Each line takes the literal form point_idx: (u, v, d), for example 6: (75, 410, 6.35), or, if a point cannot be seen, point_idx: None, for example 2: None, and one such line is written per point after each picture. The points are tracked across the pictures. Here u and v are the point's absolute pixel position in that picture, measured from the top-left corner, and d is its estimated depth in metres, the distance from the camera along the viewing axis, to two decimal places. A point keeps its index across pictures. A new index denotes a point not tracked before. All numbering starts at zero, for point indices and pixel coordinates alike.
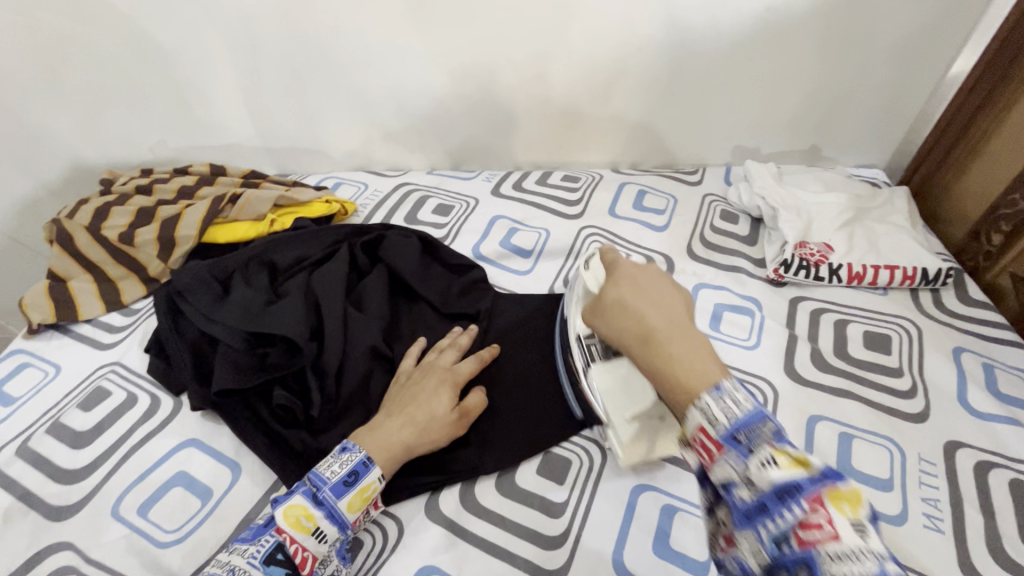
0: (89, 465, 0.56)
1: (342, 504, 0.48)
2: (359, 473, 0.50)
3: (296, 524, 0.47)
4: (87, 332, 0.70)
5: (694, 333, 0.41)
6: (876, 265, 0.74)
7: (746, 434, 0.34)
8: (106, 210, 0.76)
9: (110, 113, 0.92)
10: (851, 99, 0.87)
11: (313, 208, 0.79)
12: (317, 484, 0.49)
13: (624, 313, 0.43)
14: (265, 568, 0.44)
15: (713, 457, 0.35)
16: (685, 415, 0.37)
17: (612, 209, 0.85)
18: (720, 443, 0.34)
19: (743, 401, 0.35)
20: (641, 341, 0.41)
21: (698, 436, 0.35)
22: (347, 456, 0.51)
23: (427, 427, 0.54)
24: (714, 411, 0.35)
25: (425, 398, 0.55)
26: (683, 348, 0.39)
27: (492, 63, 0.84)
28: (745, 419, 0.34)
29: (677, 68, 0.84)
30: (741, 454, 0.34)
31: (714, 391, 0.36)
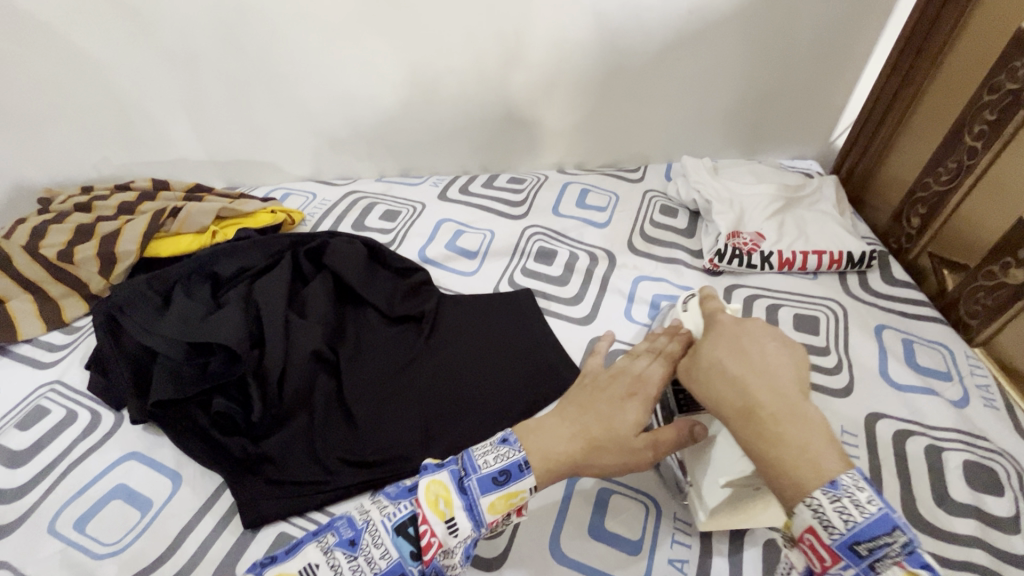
0: (26, 484, 0.56)
1: (483, 499, 0.43)
2: (512, 475, 0.44)
3: (433, 504, 0.43)
4: (26, 352, 0.69)
5: (808, 410, 0.37)
6: (805, 250, 0.78)
7: (869, 546, 0.32)
8: (44, 229, 0.75)
9: (50, 132, 0.91)
10: (778, 94, 0.92)
11: (258, 219, 0.80)
12: (467, 469, 0.44)
13: (723, 382, 0.40)
14: (394, 537, 0.42)
15: (824, 563, 0.34)
16: (791, 510, 0.35)
17: (556, 209, 0.87)
18: (834, 552, 0.33)
19: (866, 506, 0.32)
20: (742, 416, 0.38)
21: (808, 539, 0.34)
22: (507, 451, 0.46)
23: (603, 446, 0.46)
24: (829, 517, 0.33)
25: (607, 412, 0.47)
26: (792, 428, 0.36)
27: (431, 70, 0.86)
28: (867, 529, 0.32)
29: (613, 69, 0.87)
30: (861, 569, 0.33)
31: (828, 488, 0.33)
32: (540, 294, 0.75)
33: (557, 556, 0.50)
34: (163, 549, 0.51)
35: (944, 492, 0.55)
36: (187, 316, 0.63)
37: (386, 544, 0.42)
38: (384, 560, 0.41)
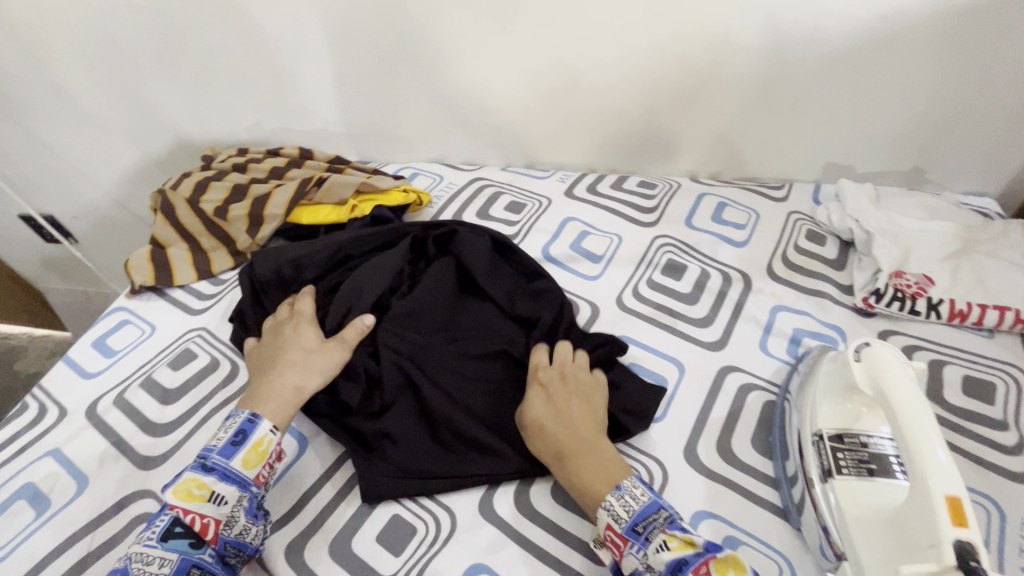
0: (175, 421, 0.61)
1: (232, 463, 0.50)
2: (247, 431, 0.51)
3: (187, 496, 0.47)
4: (180, 297, 0.75)
5: (600, 443, 0.52)
6: (984, 303, 0.67)
7: (643, 524, 0.45)
8: (204, 184, 0.81)
9: (214, 94, 0.99)
10: (969, 119, 0.79)
11: (391, 196, 0.81)
12: (205, 454, 0.50)
13: (543, 436, 0.53)
14: (162, 544, 0.45)
15: (621, 549, 0.45)
16: (596, 515, 0.48)
17: (689, 220, 0.82)
18: (624, 536, 0.45)
19: (639, 496, 0.47)
20: (557, 458, 0.52)
21: (608, 532, 0.46)
22: (230, 421, 0.52)
23: (305, 358, 0.58)
24: (616, 510, 0.47)
25: (292, 339, 0.59)
26: (588, 464, 0.50)
27: (577, 63, 0.82)
28: (641, 512, 0.46)
29: (774, 76, 0.79)
30: (641, 544, 0.45)
31: (615, 492, 0.48)
32: (667, 310, 0.71)
33: None
34: (288, 508, 0.54)
35: None
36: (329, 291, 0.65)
37: (157, 555, 0.44)
38: (164, 567, 0.44)
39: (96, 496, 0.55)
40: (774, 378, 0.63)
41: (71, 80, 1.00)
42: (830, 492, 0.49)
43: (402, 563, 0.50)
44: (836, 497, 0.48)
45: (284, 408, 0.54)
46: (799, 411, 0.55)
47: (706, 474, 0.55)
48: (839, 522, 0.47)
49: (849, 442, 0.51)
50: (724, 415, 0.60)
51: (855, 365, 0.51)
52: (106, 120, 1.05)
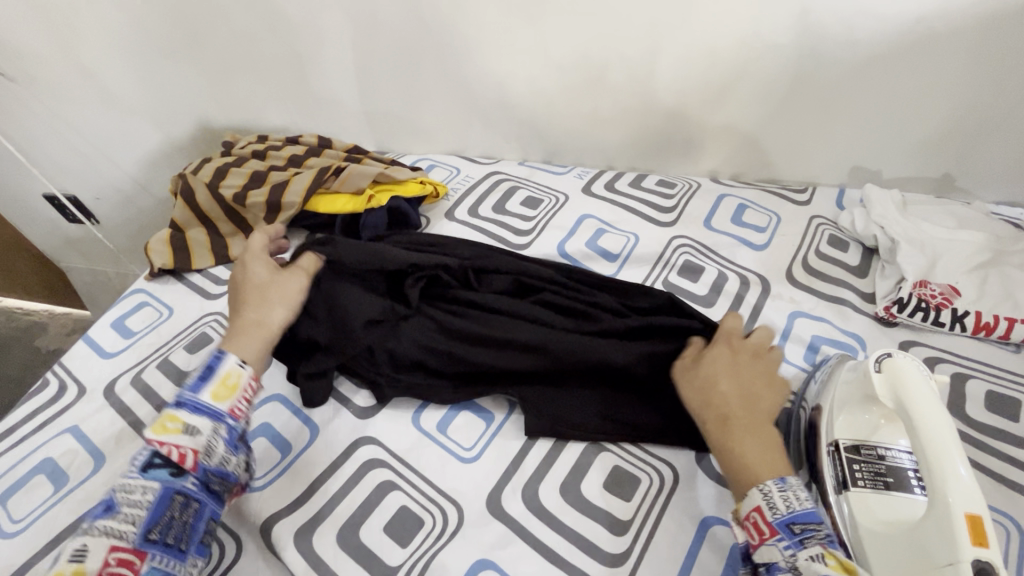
0: None
1: (203, 397, 0.50)
2: (216, 366, 0.51)
3: (162, 430, 0.47)
4: (198, 282, 0.76)
5: (768, 425, 0.49)
6: (1011, 317, 0.65)
7: (801, 527, 0.42)
8: (224, 170, 0.81)
9: (237, 80, 0.99)
10: (1004, 126, 0.77)
11: (408, 187, 0.81)
12: (177, 390, 0.50)
13: (715, 395, 0.51)
14: (146, 476, 0.46)
15: (762, 536, 0.43)
16: (744, 494, 0.45)
17: (708, 221, 0.81)
18: (774, 527, 0.43)
19: (803, 499, 0.44)
20: (719, 423, 0.50)
21: (755, 516, 0.44)
22: (202, 360, 0.53)
23: (260, 293, 0.58)
24: (775, 500, 0.44)
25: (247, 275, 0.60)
26: (754, 440, 0.48)
27: (601, 58, 0.81)
28: (803, 515, 0.43)
29: (803, 76, 0.77)
30: (794, 543, 0.42)
31: (778, 482, 0.45)
32: None
33: None
34: (298, 494, 0.54)
35: None
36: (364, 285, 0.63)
37: (139, 484, 0.45)
38: (147, 495, 0.45)
39: (112, 473, 0.56)
40: (790, 385, 0.62)
41: (98, 62, 1.01)
42: (844, 503, 0.48)
43: (408, 555, 0.50)
44: (850, 508, 0.47)
45: (253, 343, 0.55)
46: (812, 417, 0.54)
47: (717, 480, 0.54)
48: (852, 535, 0.46)
49: (865, 453, 0.50)
50: None
51: (876, 374, 0.49)
52: (131, 103, 1.07)
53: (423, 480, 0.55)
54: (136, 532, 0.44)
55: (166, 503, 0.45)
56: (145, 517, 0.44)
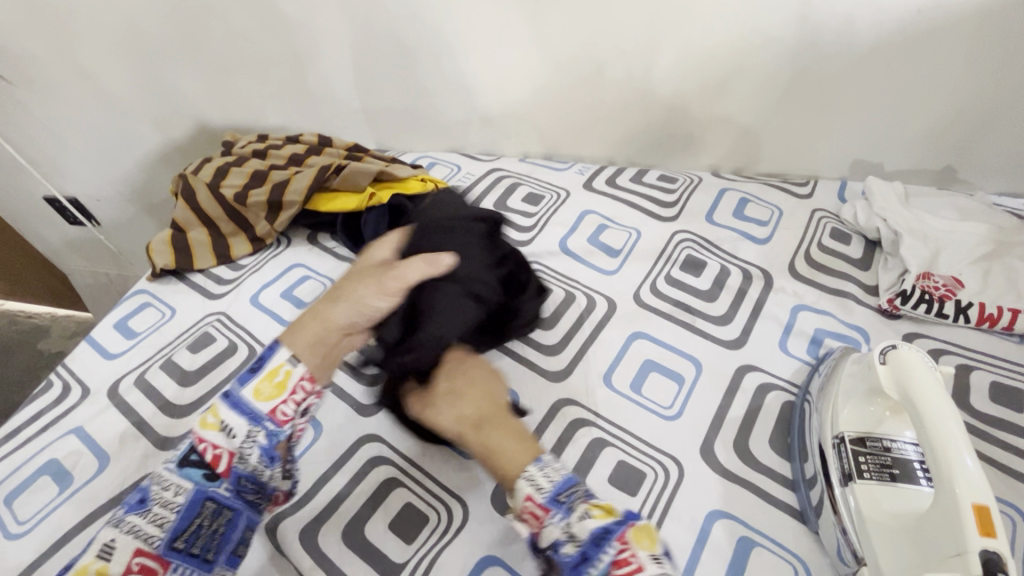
0: (194, 403, 0.62)
1: (247, 392, 0.48)
2: (266, 360, 0.50)
3: (204, 425, 0.47)
4: (200, 281, 0.76)
5: (513, 422, 0.51)
6: (1015, 308, 0.65)
7: (565, 495, 0.45)
8: (224, 169, 0.81)
9: (236, 80, 0.99)
10: (1006, 117, 0.76)
11: (410, 185, 0.80)
12: (226, 380, 0.49)
13: (466, 404, 0.51)
14: (178, 473, 0.46)
15: (541, 519, 0.44)
16: (513, 488, 0.46)
17: (710, 216, 0.80)
18: (546, 506, 0.45)
19: (557, 470, 0.47)
20: (472, 428, 0.50)
21: (529, 504, 0.45)
22: (255, 349, 0.51)
23: (359, 300, 0.54)
24: (538, 481, 0.46)
25: (359, 280, 0.55)
26: (505, 438, 0.49)
27: (600, 54, 0.81)
28: (563, 483, 0.46)
29: (803, 69, 0.77)
30: (563, 513, 0.44)
31: (536, 462, 0.47)
32: (686, 307, 0.70)
33: None
34: (303, 491, 0.55)
35: None
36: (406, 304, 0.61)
37: (174, 482, 0.45)
38: (179, 495, 0.45)
39: (117, 474, 0.56)
40: (795, 379, 0.62)
41: (96, 64, 1.01)
42: (850, 496, 0.48)
43: (414, 551, 0.50)
44: (856, 501, 0.47)
45: (308, 334, 0.52)
46: (819, 411, 0.54)
47: (722, 474, 0.55)
48: (858, 527, 0.46)
49: (871, 446, 0.50)
50: (742, 414, 0.59)
51: (880, 366, 0.49)
52: (130, 104, 1.07)
53: (428, 477, 0.55)
54: (163, 537, 0.43)
55: (194, 510, 0.45)
56: (173, 522, 0.44)
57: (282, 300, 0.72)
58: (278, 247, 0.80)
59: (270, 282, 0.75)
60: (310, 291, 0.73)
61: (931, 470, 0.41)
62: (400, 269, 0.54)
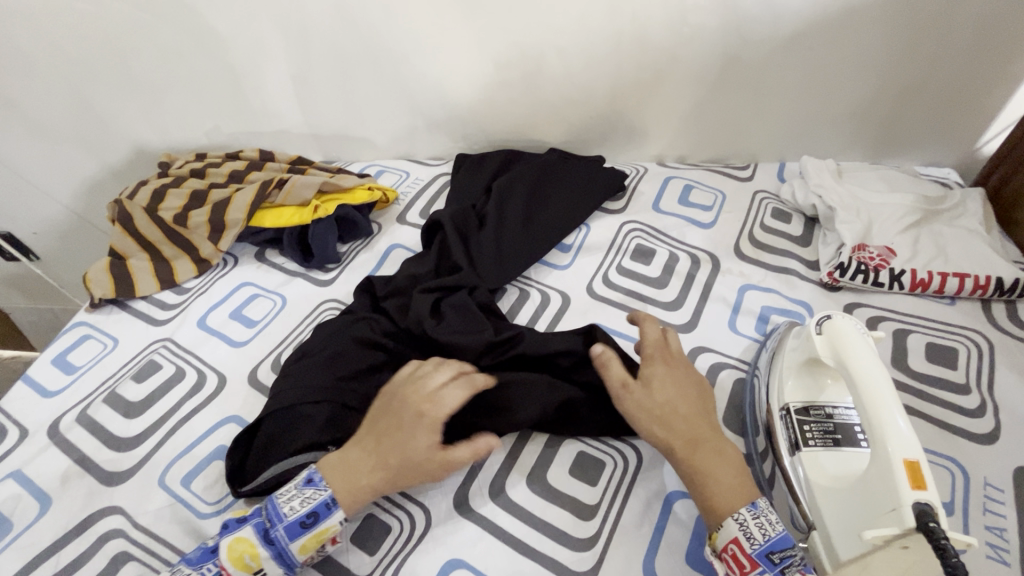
0: (141, 434, 0.59)
1: (292, 546, 0.47)
2: (319, 516, 0.47)
3: (238, 561, 0.46)
4: (143, 309, 0.74)
5: (726, 447, 0.49)
6: (944, 271, 0.68)
7: (780, 555, 0.42)
8: (162, 192, 0.79)
9: (170, 99, 0.96)
10: (923, 93, 0.81)
11: (356, 195, 0.80)
12: (272, 520, 0.47)
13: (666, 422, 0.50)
14: None
15: (744, 569, 0.43)
16: (721, 523, 0.45)
17: (656, 204, 0.82)
18: (753, 559, 0.43)
19: (776, 523, 0.44)
20: (686, 444, 0.49)
21: (732, 547, 0.44)
22: (310, 494, 0.48)
23: (399, 471, 0.48)
24: (751, 529, 0.44)
25: (402, 439, 0.49)
26: (723, 460, 0.48)
27: (538, 51, 0.82)
28: (778, 541, 0.43)
29: (733, 57, 0.80)
30: (773, 575, 0.42)
31: (751, 508, 0.45)
32: (636, 296, 0.71)
33: None
34: None
35: None
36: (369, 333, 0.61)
37: None
38: None
39: (60, 515, 0.54)
40: (744, 357, 0.64)
41: (19, 91, 0.97)
42: (798, 465, 0.49)
43: (377, 562, 0.50)
44: (804, 469, 0.49)
45: (344, 481, 0.48)
46: (767, 385, 0.56)
47: None
48: (809, 496, 0.48)
49: (816, 413, 0.52)
50: None
51: (817, 335, 0.51)
52: (59, 131, 1.02)
53: None
54: None
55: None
56: None
57: (230, 320, 0.70)
58: (225, 266, 0.78)
59: (217, 304, 0.73)
60: (259, 309, 0.72)
61: (866, 430, 0.44)
62: (444, 404, 0.50)
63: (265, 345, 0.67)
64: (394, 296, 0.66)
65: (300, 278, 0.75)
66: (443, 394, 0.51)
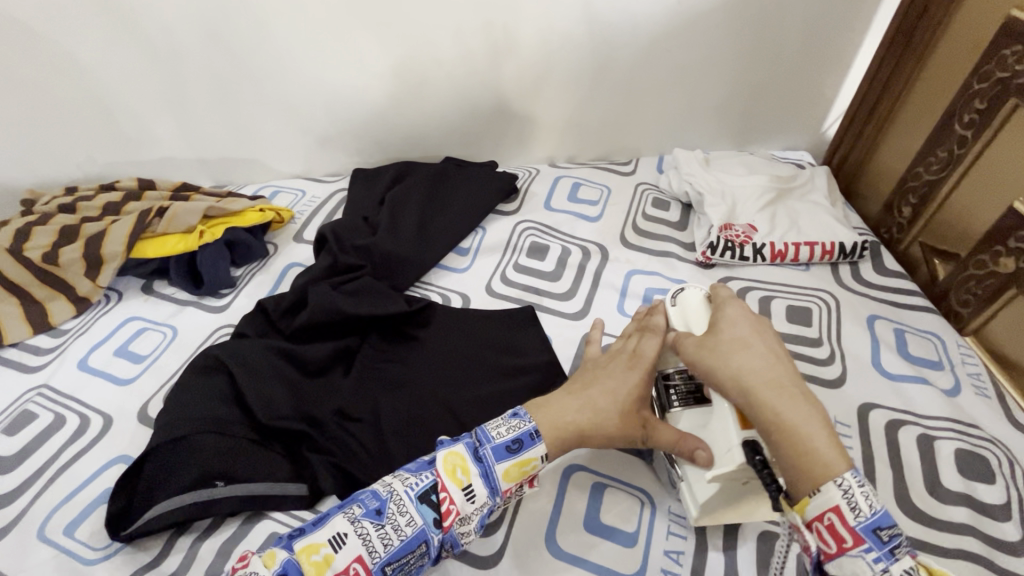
0: (15, 489, 0.55)
1: (497, 467, 0.47)
2: (523, 443, 0.49)
3: (451, 473, 0.46)
4: (15, 356, 0.68)
5: (809, 402, 0.44)
6: (797, 242, 0.77)
7: (888, 534, 0.38)
8: (27, 231, 0.74)
9: (33, 132, 0.90)
10: (768, 86, 0.91)
11: (247, 217, 0.78)
12: (481, 439, 0.48)
13: (746, 362, 0.46)
14: (417, 506, 0.45)
15: (845, 544, 0.38)
16: (819, 488, 0.40)
17: (548, 203, 0.87)
18: (859, 535, 0.38)
19: (881, 499, 0.39)
20: (771, 391, 0.44)
21: (840, 522, 0.38)
22: (516, 423, 0.50)
23: (608, 412, 0.52)
24: (857, 500, 0.39)
25: (613, 382, 0.53)
26: (801, 410, 0.43)
27: (419, 63, 0.84)
28: (884, 516, 0.39)
29: (601, 62, 0.86)
30: (884, 555, 0.38)
31: (854, 471, 0.40)
32: (531, 290, 0.75)
33: (553, 551, 0.50)
34: (159, 547, 0.51)
35: (937, 480, 0.56)
36: (259, 353, 0.61)
37: (410, 512, 0.44)
38: (409, 527, 0.44)
39: None
40: None
41: None
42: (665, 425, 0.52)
43: None
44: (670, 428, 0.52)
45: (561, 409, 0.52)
46: None
47: None
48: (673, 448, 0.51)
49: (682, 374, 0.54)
50: None
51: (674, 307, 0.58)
52: None
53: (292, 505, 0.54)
54: (377, 561, 0.43)
55: (411, 546, 0.44)
56: (391, 551, 0.43)
57: (116, 358, 0.67)
58: (108, 302, 0.74)
59: (100, 343, 0.69)
60: (147, 343, 0.69)
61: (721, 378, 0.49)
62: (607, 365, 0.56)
63: (156, 379, 0.64)
64: (287, 312, 0.68)
65: (191, 307, 0.73)
66: (645, 345, 0.56)
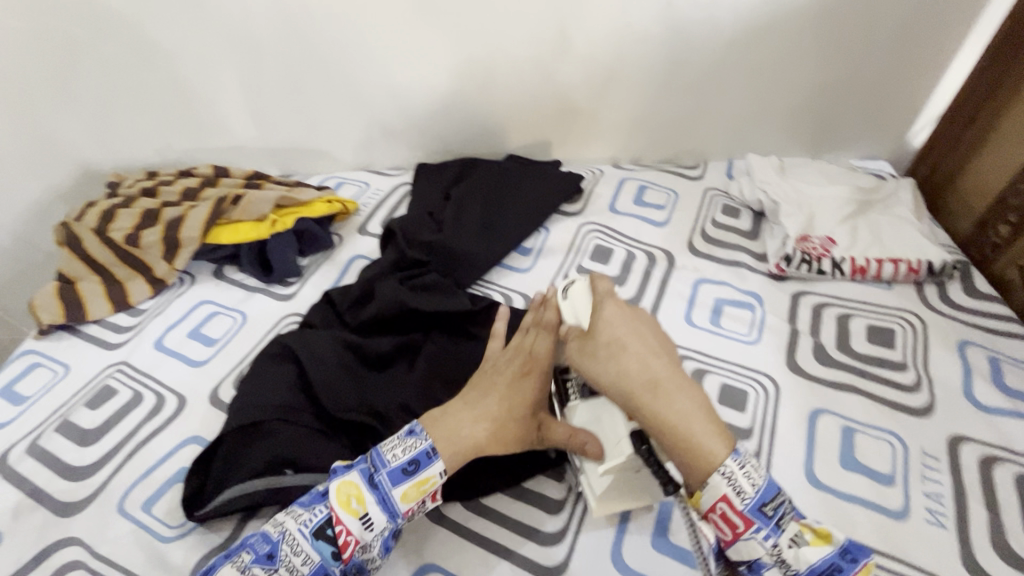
0: (97, 461, 0.58)
1: (395, 492, 0.46)
2: (421, 464, 0.47)
3: (345, 504, 0.45)
4: (96, 332, 0.71)
5: (687, 394, 0.45)
6: (880, 258, 0.73)
7: (772, 507, 0.41)
8: (112, 213, 0.77)
9: (118, 118, 0.94)
10: (852, 91, 0.86)
11: (315, 207, 0.80)
12: (377, 465, 0.47)
13: (626, 364, 0.47)
14: (313, 542, 0.44)
15: (739, 527, 0.41)
16: (704, 481, 0.42)
17: (613, 205, 0.85)
18: (748, 517, 0.41)
19: (760, 472, 0.42)
20: (650, 390, 0.45)
21: (726, 506, 0.41)
22: (413, 442, 0.48)
23: (505, 422, 0.51)
24: (740, 482, 0.41)
25: (508, 391, 0.52)
26: (687, 402, 0.44)
27: (489, 59, 0.84)
28: (767, 491, 0.42)
29: (676, 62, 0.83)
30: (772, 529, 0.41)
31: (735, 456, 0.42)
32: None
33: (621, 568, 0.49)
34: (230, 529, 0.52)
35: None
36: (328, 345, 0.62)
37: (306, 548, 0.44)
38: (306, 564, 0.44)
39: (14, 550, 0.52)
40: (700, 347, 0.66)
41: None
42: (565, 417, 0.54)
43: None
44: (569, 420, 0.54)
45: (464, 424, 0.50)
46: None
47: None
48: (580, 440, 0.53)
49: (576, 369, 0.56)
50: None
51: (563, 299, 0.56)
52: None
53: None
54: None
55: None
56: None
57: (189, 340, 0.69)
58: (182, 285, 0.77)
59: (174, 324, 0.71)
60: (219, 327, 0.70)
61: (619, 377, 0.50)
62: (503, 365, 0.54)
63: (227, 363, 0.66)
64: (354, 305, 0.68)
65: (260, 294, 0.74)
66: (532, 344, 0.55)
